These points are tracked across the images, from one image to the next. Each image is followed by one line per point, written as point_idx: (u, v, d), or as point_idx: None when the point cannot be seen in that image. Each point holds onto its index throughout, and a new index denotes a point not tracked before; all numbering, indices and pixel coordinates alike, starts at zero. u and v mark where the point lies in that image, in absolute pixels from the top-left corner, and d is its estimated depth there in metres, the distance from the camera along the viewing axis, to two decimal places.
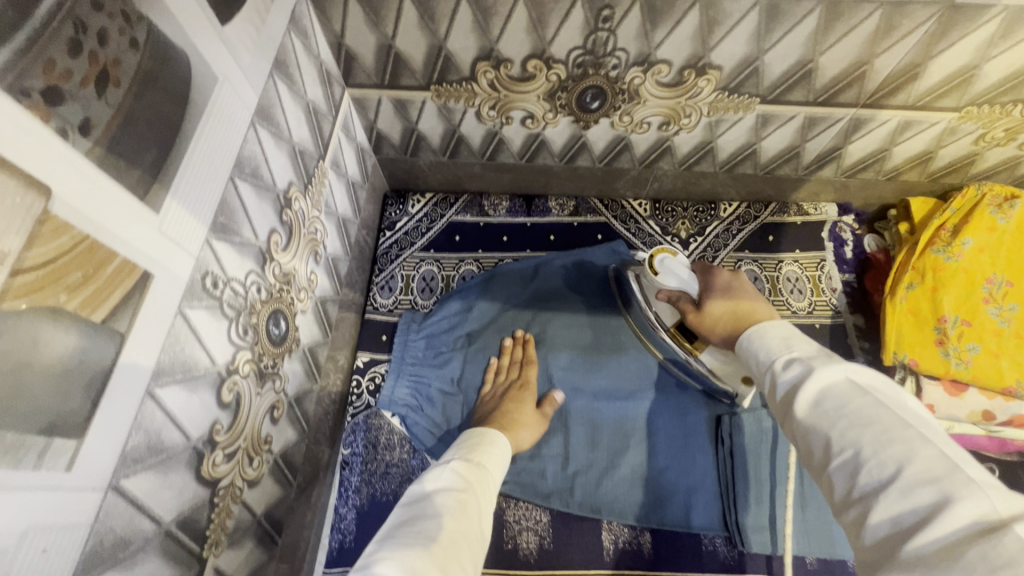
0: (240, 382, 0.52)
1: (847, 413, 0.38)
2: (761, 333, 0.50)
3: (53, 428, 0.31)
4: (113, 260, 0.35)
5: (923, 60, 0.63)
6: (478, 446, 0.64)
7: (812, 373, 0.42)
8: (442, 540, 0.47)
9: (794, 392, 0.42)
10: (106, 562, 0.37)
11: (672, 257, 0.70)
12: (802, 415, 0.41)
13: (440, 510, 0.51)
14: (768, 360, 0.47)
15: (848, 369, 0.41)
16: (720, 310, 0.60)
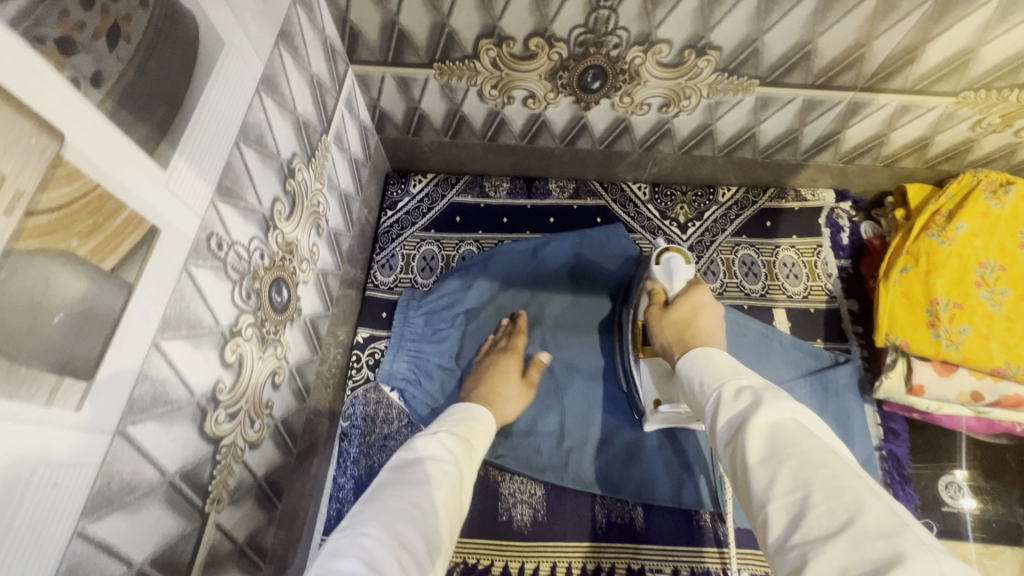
0: (243, 344, 0.53)
1: (795, 452, 0.40)
2: (708, 354, 0.56)
3: (64, 367, 0.32)
4: (123, 211, 0.36)
5: (920, 43, 0.63)
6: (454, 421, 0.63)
7: (762, 406, 0.44)
8: (426, 507, 0.49)
9: (743, 422, 0.44)
10: (114, 503, 0.38)
11: (683, 263, 0.71)
12: (749, 449, 0.42)
13: (431, 478, 0.52)
14: (718, 387, 0.50)
15: (796, 409, 0.44)
16: (673, 328, 0.64)
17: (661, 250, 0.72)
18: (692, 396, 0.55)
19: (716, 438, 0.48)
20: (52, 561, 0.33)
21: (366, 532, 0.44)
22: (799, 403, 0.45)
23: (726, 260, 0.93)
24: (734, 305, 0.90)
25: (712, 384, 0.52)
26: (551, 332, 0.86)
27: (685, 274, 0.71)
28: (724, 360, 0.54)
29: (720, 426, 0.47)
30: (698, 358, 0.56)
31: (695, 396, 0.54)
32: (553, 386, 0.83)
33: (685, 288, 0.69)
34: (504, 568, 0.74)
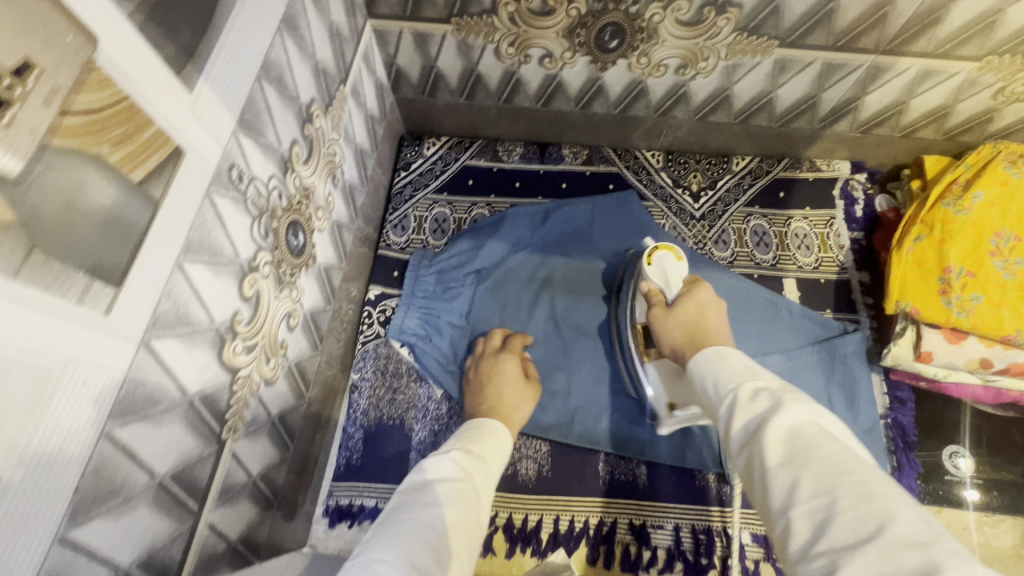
0: (260, 280, 0.54)
1: (820, 455, 0.40)
2: (721, 354, 0.56)
3: (95, 269, 0.34)
4: (150, 126, 0.37)
5: (945, 2, 0.63)
6: (474, 437, 0.63)
7: (781, 406, 0.45)
8: (438, 530, 0.48)
9: (763, 424, 0.45)
10: (138, 412, 0.39)
11: (673, 260, 0.74)
12: (769, 453, 0.43)
13: (445, 497, 0.52)
14: (734, 386, 0.50)
15: (817, 412, 0.45)
16: (679, 329, 0.65)
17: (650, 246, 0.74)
18: (702, 395, 0.55)
19: (729, 441, 0.48)
20: (81, 457, 0.35)
21: (381, 558, 0.43)
22: (817, 404, 0.46)
23: (738, 230, 0.93)
24: (744, 274, 0.90)
25: (726, 384, 0.52)
26: (561, 295, 0.87)
27: (678, 272, 0.73)
28: (738, 360, 0.54)
29: (735, 428, 0.47)
30: (712, 358, 0.56)
31: (708, 396, 0.54)
32: (561, 346, 0.85)
33: (682, 286, 0.71)
34: (508, 519, 0.76)
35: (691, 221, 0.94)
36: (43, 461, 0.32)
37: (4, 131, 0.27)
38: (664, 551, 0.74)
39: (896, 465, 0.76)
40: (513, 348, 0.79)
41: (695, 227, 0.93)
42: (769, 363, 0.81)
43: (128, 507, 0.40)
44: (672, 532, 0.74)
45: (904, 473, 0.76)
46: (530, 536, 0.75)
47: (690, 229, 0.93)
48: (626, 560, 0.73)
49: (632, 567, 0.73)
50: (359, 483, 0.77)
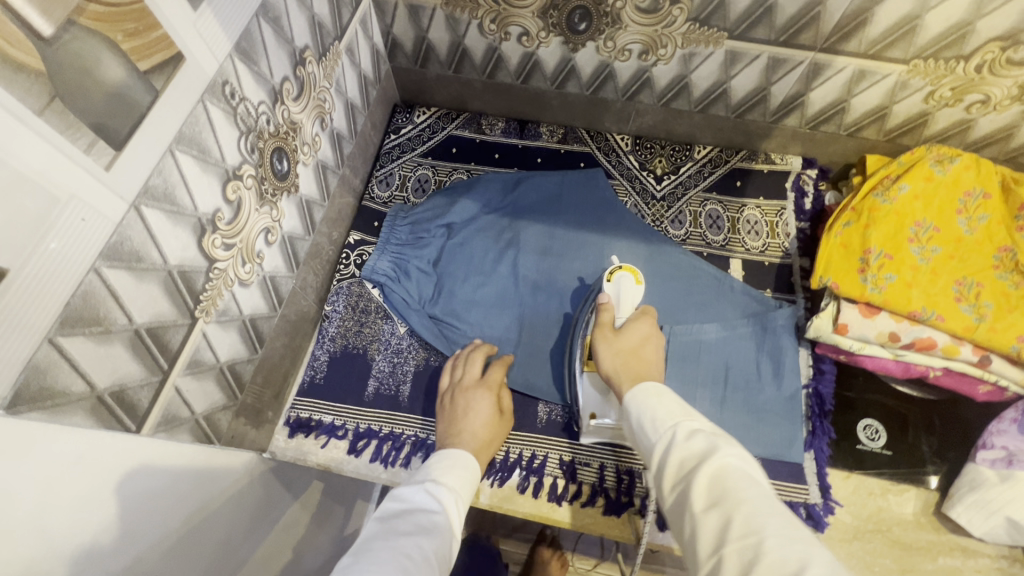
0: (243, 189, 0.63)
1: (748, 498, 0.47)
2: (659, 391, 0.63)
3: (100, 131, 0.43)
4: (159, 28, 0.46)
5: (869, 5, 0.71)
6: (455, 465, 0.66)
7: (717, 449, 0.52)
8: (417, 560, 0.49)
9: (697, 466, 0.52)
10: (124, 261, 0.48)
11: (631, 282, 0.84)
12: (698, 493, 0.50)
13: (420, 528, 0.54)
14: (673, 425, 0.58)
15: (744, 459, 0.52)
16: (620, 356, 0.73)
17: (615, 265, 0.84)
18: (637, 428, 0.62)
19: (664, 478, 0.56)
20: (75, 279, 0.43)
21: None
22: (743, 452, 0.54)
23: (694, 212, 1.00)
24: (694, 251, 0.97)
25: (664, 421, 0.59)
26: (523, 254, 0.96)
27: (630, 296, 0.83)
28: (671, 399, 0.62)
29: (672, 464, 0.55)
30: (648, 395, 0.63)
31: (642, 429, 0.61)
32: (517, 299, 0.93)
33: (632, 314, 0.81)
34: None
35: (652, 201, 1.02)
36: (36, 285, 0.40)
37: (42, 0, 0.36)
38: (588, 487, 0.80)
39: (810, 430, 0.82)
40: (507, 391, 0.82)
41: (655, 206, 1.01)
42: (704, 330, 0.88)
43: (108, 339, 0.48)
44: (598, 471, 0.81)
45: (817, 438, 0.81)
46: None
47: (650, 208, 1.01)
48: (553, 492, 0.80)
49: (558, 498, 0.79)
50: (319, 401, 0.85)
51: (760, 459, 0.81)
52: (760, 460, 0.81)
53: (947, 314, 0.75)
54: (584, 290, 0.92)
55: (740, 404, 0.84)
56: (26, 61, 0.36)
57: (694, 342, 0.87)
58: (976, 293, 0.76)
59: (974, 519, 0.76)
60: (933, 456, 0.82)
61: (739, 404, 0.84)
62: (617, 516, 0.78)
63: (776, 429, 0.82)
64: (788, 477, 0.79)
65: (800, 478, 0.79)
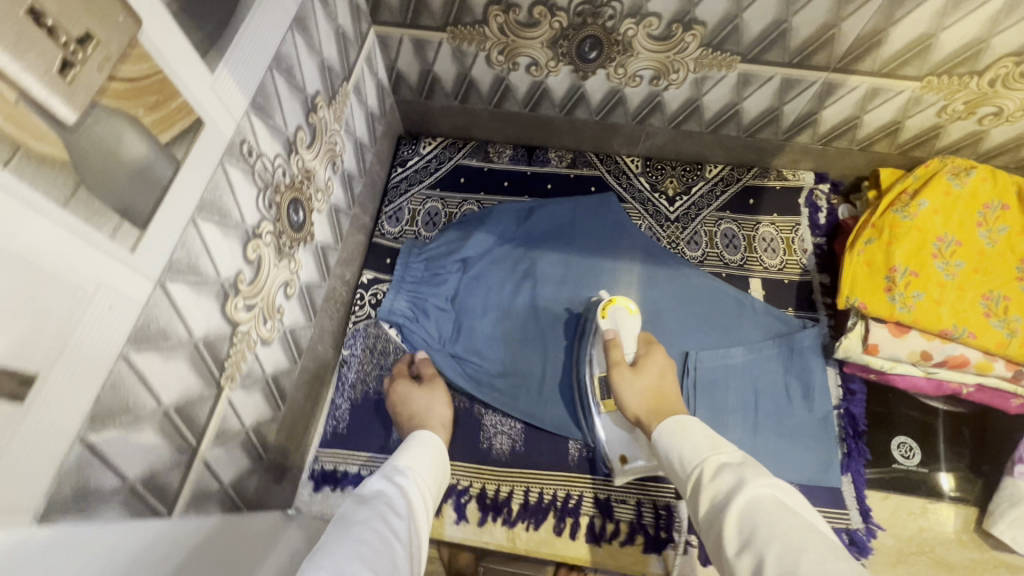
0: (262, 247, 0.61)
1: (779, 533, 0.46)
2: (683, 425, 0.64)
3: (125, 213, 0.40)
4: (178, 98, 0.44)
5: (884, 26, 0.71)
6: (407, 452, 0.68)
7: (745, 484, 0.52)
8: (370, 542, 0.50)
9: (727, 501, 0.52)
10: (150, 342, 0.45)
11: (626, 313, 0.82)
12: (731, 530, 0.50)
13: (376, 513, 0.54)
14: (699, 462, 0.58)
15: (776, 487, 0.52)
16: (643, 395, 0.72)
17: (604, 300, 0.82)
18: (668, 463, 0.63)
19: (698, 516, 0.55)
20: (104, 369, 0.41)
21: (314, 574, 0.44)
22: (777, 481, 0.53)
23: (709, 232, 0.99)
24: (713, 273, 0.96)
25: (691, 458, 0.59)
26: (541, 285, 0.94)
27: (627, 324, 0.82)
28: (698, 432, 0.62)
29: (703, 503, 0.55)
30: (675, 431, 0.63)
31: (674, 468, 0.61)
32: (539, 332, 0.91)
33: (639, 346, 0.80)
34: (482, 490, 0.81)
35: (666, 222, 1.01)
36: (64, 385, 0.37)
37: (68, 87, 0.33)
38: (627, 524, 0.78)
39: (846, 452, 0.82)
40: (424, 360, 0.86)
41: (669, 228, 1.00)
42: (731, 354, 0.88)
43: (138, 425, 0.45)
44: (634, 507, 0.79)
45: (853, 459, 0.81)
46: (501, 506, 0.80)
47: (665, 230, 1.00)
48: (591, 532, 0.78)
49: (596, 538, 0.78)
50: (343, 451, 0.83)
51: (797, 484, 0.80)
52: (797, 486, 0.80)
53: (978, 330, 0.75)
54: (574, 320, 0.91)
55: (773, 429, 0.83)
56: (49, 152, 0.34)
57: (721, 367, 0.87)
58: (1004, 307, 0.76)
59: (1017, 536, 0.75)
60: (970, 470, 0.81)
61: (771, 429, 0.83)
62: (657, 553, 0.76)
63: (811, 453, 0.81)
64: (827, 503, 0.79)
65: (840, 502, 0.79)
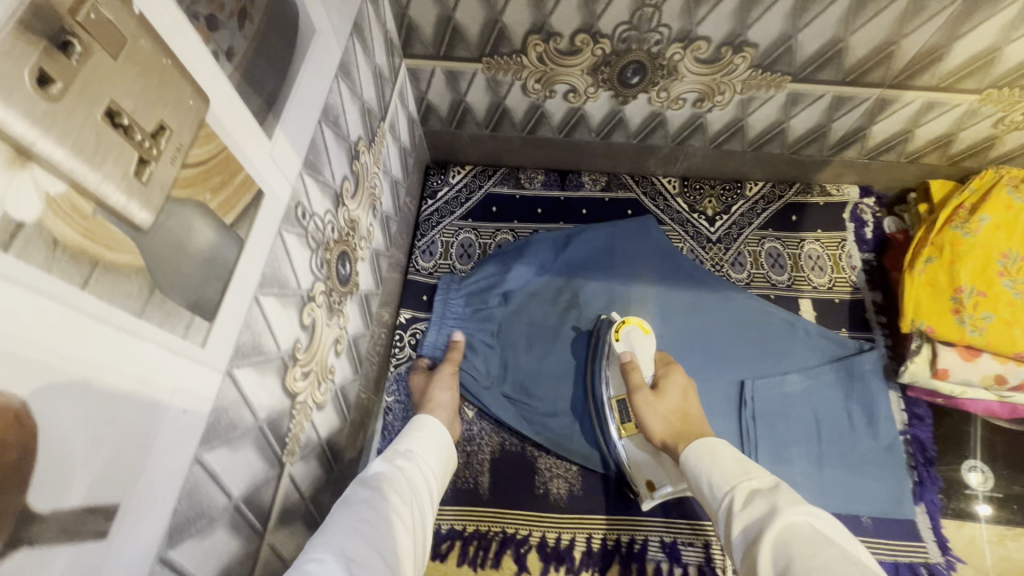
0: (316, 309, 0.57)
1: (817, 565, 0.42)
2: (711, 449, 0.61)
3: (197, 307, 0.37)
4: (241, 173, 0.40)
5: (947, 41, 0.67)
6: (405, 437, 0.66)
7: (778, 512, 0.48)
8: (372, 520, 0.50)
9: (762, 533, 0.48)
10: (220, 437, 0.42)
11: (640, 333, 0.80)
12: (765, 561, 0.46)
13: (379, 492, 0.54)
14: (730, 488, 0.55)
15: (812, 515, 0.48)
16: (667, 418, 0.69)
17: (617, 320, 0.80)
18: (698, 491, 0.60)
19: (732, 547, 0.52)
20: (180, 479, 0.37)
21: (316, 557, 0.45)
22: (813, 507, 0.49)
23: (753, 252, 0.96)
24: (761, 295, 0.93)
25: (721, 485, 0.57)
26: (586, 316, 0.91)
27: (644, 345, 0.78)
28: (727, 455, 0.60)
29: (736, 533, 0.51)
30: (703, 455, 0.61)
31: (704, 495, 0.58)
32: (556, 355, 0.88)
33: (657, 367, 0.77)
34: (542, 538, 0.77)
35: (708, 244, 0.98)
36: (142, 508, 0.34)
37: (143, 188, 0.30)
38: (697, 568, 0.75)
39: (917, 480, 0.80)
40: (456, 347, 0.85)
41: (711, 250, 0.97)
42: (788, 381, 0.84)
43: (211, 528, 0.42)
44: (703, 549, 0.76)
45: (925, 488, 0.79)
46: (564, 554, 0.76)
47: (707, 252, 0.97)
48: None
49: None
50: None
51: (869, 517, 0.77)
52: (868, 519, 0.77)
53: None
54: (582, 340, 0.88)
55: (838, 458, 0.80)
56: (126, 261, 0.30)
57: (779, 395, 0.83)
58: None
59: None
60: None
61: (837, 459, 0.80)
62: None
63: (881, 484, 0.78)
64: (901, 535, 0.76)
65: (916, 535, 0.76)
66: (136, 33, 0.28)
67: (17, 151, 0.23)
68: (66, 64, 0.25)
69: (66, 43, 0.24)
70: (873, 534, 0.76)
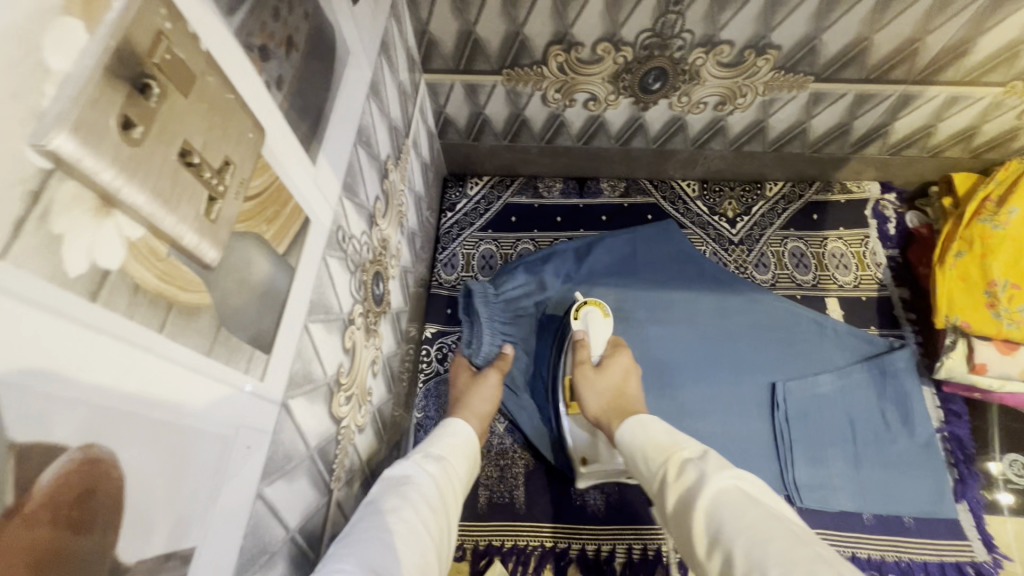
0: (355, 332, 0.57)
1: (744, 527, 0.42)
2: (643, 425, 0.60)
3: (257, 340, 0.36)
4: (291, 202, 0.40)
5: (972, 36, 0.67)
6: (438, 441, 0.63)
7: (706, 479, 0.48)
8: (401, 531, 0.47)
9: (692, 502, 0.47)
10: (278, 470, 0.41)
11: (599, 316, 0.79)
12: (698, 529, 0.45)
13: (408, 501, 0.51)
14: (664, 460, 0.54)
15: (738, 477, 0.47)
16: (604, 395, 0.70)
17: (579, 300, 0.78)
18: (634, 467, 0.59)
19: (669, 519, 0.51)
20: (245, 514, 0.36)
21: (338, 568, 0.42)
22: (740, 469, 0.49)
23: (776, 253, 0.96)
24: (787, 296, 0.92)
25: (655, 459, 0.55)
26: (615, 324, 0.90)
27: (598, 326, 0.78)
28: (661, 430, 0.58)
29: (670, 506, 0.50)
30: (636, 431, 0.60)
31: (641, 470, 0.57)
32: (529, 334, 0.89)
33: (606, 348, 0.77)
34: (582, 550, 0.77)
35: (730, 246, 0.97)
36: (214, 549, 0.33)
37: (212, 226, 0.30)
38: None
39: (958, 478, 0.79)
40: (503, 359, 0.82)
41: (734, 252, 0.97)
42: (819, 383, 0.82)
43: (272, 563, 0.41)
44: None
45: (967, 485, 0.79)
46: (605, 565, 0.75)
47: (730, 254, 0.97)
48: None
49: None
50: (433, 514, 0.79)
51: (912, 518, 0.77)
52: (910, 520, 0.77)
53: None
54: (549, 322, 0.88)
55: (875, 459, 0.79)
56: (196, 300, 0.29)
57: (812, 398, 0.81)
58: None
59: None
60: None
61: (874, 459, 0.79)
62: None
63: (922, 483, 0.77)
64: (947, 534, 0.76)
65: (960, 533, 0.76)
66: (204, 70, 0.28)
67: (103, 200, 0.23)
68: (146, 107, 0.24)
69: (145, 85, 0.24)
70: (917, 535, 0.76)
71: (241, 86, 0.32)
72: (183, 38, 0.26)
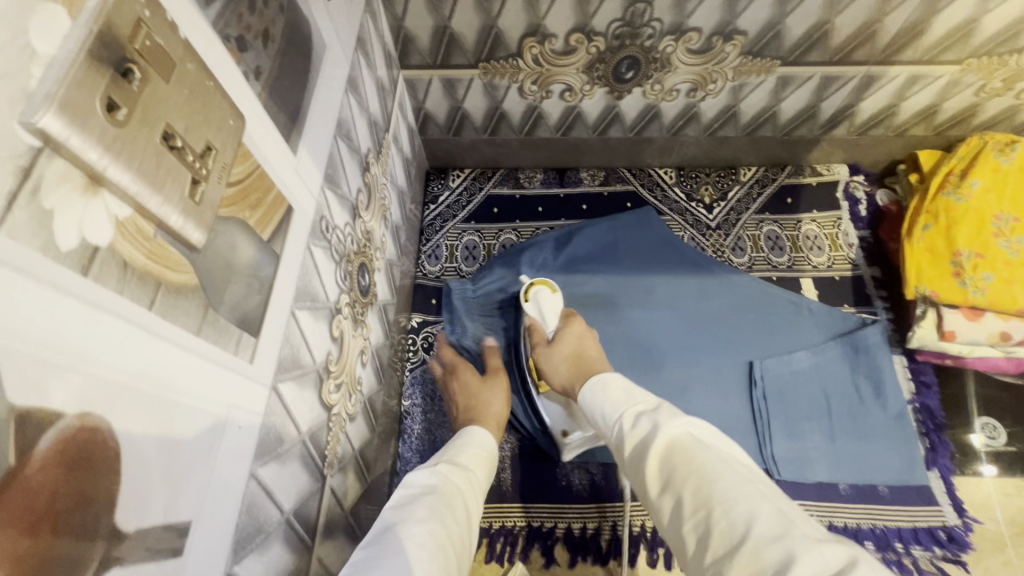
0: (342, 321, 0.58)
1: (693, 470, 0.44)
2: (601, 384, 0.60)
3: (245, 322, 0.37)
4: (273, 190, 0.41)
5: (927, 16, 0.70)
6: (465, 450, 0.62)
7: (659, 427, 0.49)
8: (432, 547, 0.45)
9: (644, 450, 0.48)
10: (270, 452, 0.42)
11: (548, 293, 0.83)
12: (649, 473, 0.47)
13: (438, 513, 0.49)
14: (619, 415, 0.54)
15: (689, 424, 0.49)
16: (564, 360, 0.71)
17: (525, 285, 0.84)
18: (595, 426, 0.59)
19: (623, 464, 0.52)
20: (239, 492, 0.37)
21: None
22: (691, 417, 0.50)
23: (752, 236, 0.98)
24: (763, 278, 0.95)
25: (612, 414, 0.55)
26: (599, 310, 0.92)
27: (549, 302, 0.82)
28: (617, 387, 0.58)
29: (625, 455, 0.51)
30: (595, 392, 0.59)
31: (601, 429, 0.57)
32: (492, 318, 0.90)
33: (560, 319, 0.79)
34: (568, 530, 0.78)
35: (708, 231, 1.00)
36: (209, 522, 0.34)
37: (197, 208, 0.31)
38: None
39: (929, 446, 0.82)
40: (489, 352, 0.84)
41: (712, 236, 0.99)
42: (796, 359, 0.84)
43: (267, 543, 0.42)
44: None
45: (938, 453, 0.81)
46: (590, 543, 0.77)
47: (707, 239, 0.99)
48: None
49: None
50: None
51: (886, 486, 0.79)
52: (885, 488, 0.79)
53: None
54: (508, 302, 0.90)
55: (850, 430, 0.81)
56: (183, 280, 0.30)
57: (787, 373, 0.84)
58: None
59: None
60: None
61: (850, 430, 0.81)
62: None
63: (894, 453, 0.80)
64: (918, 501, 0.78)
65: (931, 499, 0.79)
66: (183, 57, 0.29)
67: (90, 178, 0.24)
68: (128, 90, 0.25)
69: (127, 70, 0.25)
70: (890, 501, 0.78)
71: (219, 74, 0.33)
72: (162, 26, 0.28)
